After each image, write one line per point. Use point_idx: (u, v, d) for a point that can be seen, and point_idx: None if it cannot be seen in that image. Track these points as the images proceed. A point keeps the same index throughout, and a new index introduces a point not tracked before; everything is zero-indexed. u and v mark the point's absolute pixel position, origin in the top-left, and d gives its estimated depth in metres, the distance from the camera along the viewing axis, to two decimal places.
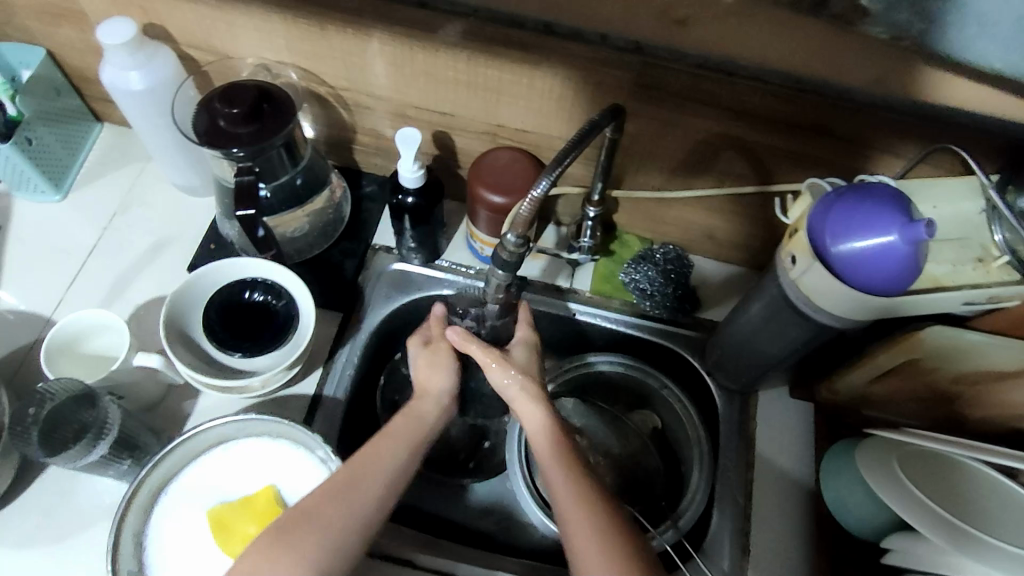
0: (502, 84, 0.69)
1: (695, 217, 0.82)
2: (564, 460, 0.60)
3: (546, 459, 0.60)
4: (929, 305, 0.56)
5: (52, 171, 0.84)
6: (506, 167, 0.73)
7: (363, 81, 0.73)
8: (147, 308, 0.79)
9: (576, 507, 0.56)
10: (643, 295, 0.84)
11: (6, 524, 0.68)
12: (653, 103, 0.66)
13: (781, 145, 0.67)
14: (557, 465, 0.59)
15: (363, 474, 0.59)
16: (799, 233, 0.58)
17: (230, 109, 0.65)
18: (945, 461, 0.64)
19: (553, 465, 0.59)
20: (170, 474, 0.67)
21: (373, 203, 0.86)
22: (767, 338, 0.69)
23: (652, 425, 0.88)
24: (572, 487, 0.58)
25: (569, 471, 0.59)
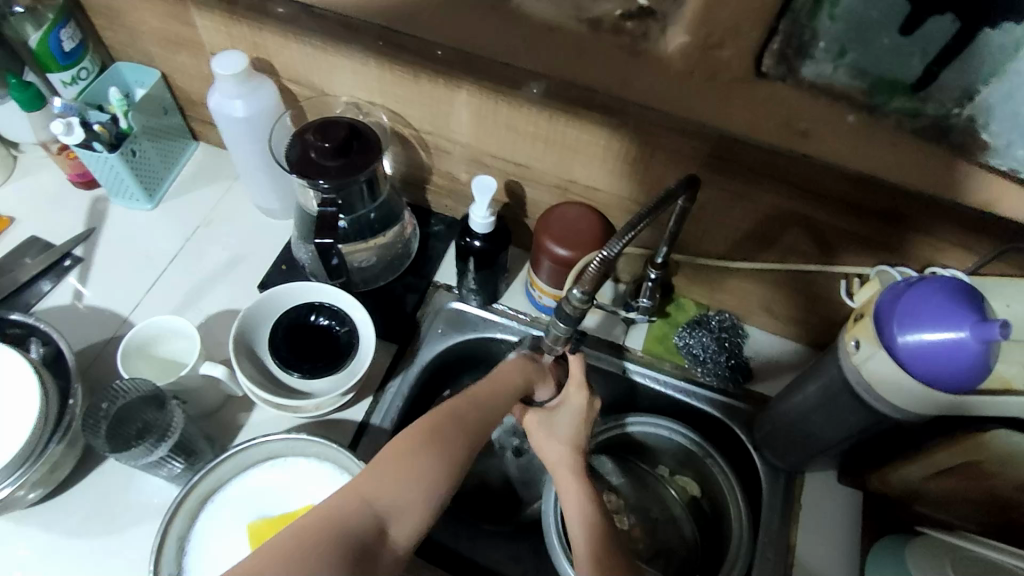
0: (579, 143, 0.72)
1: (755, 288, 0.82)
2: (598, 554, 0.57)
3: (581, 545, 0.58)
4: (996, 408, 0.55)
5: (149, 181, 0.90)
6: (574, 222, 0.75)
7: (446, 127, 0.77)
8: (216, 318, 0.83)
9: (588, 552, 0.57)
10: (695, 359, 0.84)
11: (62, 509, 0.71)
12: (725, 175, 0.68)
13: (850, 228, 0.68)
14: (589, 556, 0.57)
15: (473, 413, 0.62)
16: (866, 318, 0.58)
17: (322, 143, 0.69)
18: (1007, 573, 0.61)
19: (587, 554, 0.57)
20: (219, 483, 0.69)
21: (439, 242, 0.89)
22: (821, 421, 0.69)
23: (691, 493, 0.87)
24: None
25: (602, 563, 0.56)
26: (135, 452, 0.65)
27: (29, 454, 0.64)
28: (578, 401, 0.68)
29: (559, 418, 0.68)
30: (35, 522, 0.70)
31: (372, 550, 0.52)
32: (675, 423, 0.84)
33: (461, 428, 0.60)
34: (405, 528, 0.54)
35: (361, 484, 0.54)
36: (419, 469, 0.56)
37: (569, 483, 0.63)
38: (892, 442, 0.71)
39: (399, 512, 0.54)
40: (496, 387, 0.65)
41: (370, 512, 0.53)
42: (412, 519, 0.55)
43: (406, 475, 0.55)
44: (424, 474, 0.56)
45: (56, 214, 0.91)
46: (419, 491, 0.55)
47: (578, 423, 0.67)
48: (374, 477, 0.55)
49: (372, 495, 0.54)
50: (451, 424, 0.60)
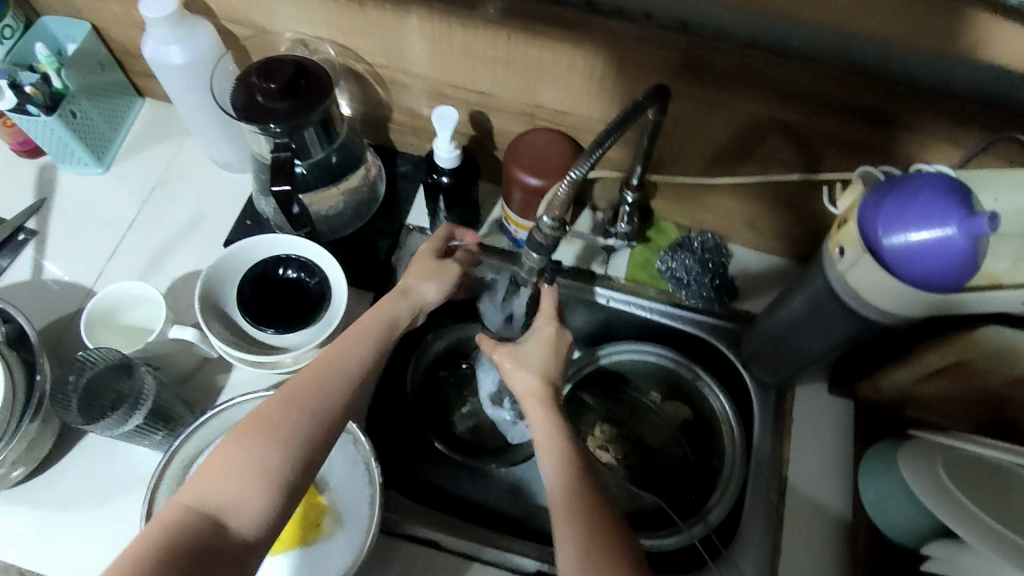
0: (542, 63, 0.67)
1: (737, 204, 0.79)
2: (573, 474, 0.56)
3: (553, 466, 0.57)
4: (984, 304, 0.53)
5: (96, 144, 0.85)
6: (543, 149, 0.72)
7: (400, 58, 0.72)
8: (183, 281, 0.80)
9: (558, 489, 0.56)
10: (680, 284, 0.82)
11: (47, 486, 0.70)
12: (698, 85, 0.64)
13: (831, 131, 0.65)
14: (564, 476, 0.56)
15: (308, 386, 0.58)
16: (850, 224, 0.55)
17: (267, 83, 0.65)
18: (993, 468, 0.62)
19: (563, 473, 0.56)
20: (203, 445, 0.68)
21: (407, 182, 0.85)
22: (809, 334, 0.67)
23: (684, 416, 0.86)
24: (575, 502, 0.54)
25: (577, 481, 0.55)
26: (108, 424, 0.63)
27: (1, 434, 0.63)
28: (548, 331, 0.67)
29: (530, 349, 0.66)
30: (20, 501, 0.69)
31: (210, 554, 0.51)
32: (652, 346, 0.83)
33: (290, 405, 0.57)
34: (242, 519, 0.53)
35: (184, 492, 0.53)
36: (247, 461, 0.54)
37: (536, 408, 0.61)
38: (883, 347, 0.70)
39: (233, 505, 0.53)
40: (341, 359, 0.61)
41: (198, 516, 0.52)
42: (249, 508, 0.53)
43: (234, 470, 0.53)
44: (255, 466, 0.54)
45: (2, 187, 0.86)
46: (253, 481, 0.53)
47: (550, 353, 0.66)
48: (203, 481, 0.53)
49: (196, 499, 0.53)
50: (286, 406, 0.57)
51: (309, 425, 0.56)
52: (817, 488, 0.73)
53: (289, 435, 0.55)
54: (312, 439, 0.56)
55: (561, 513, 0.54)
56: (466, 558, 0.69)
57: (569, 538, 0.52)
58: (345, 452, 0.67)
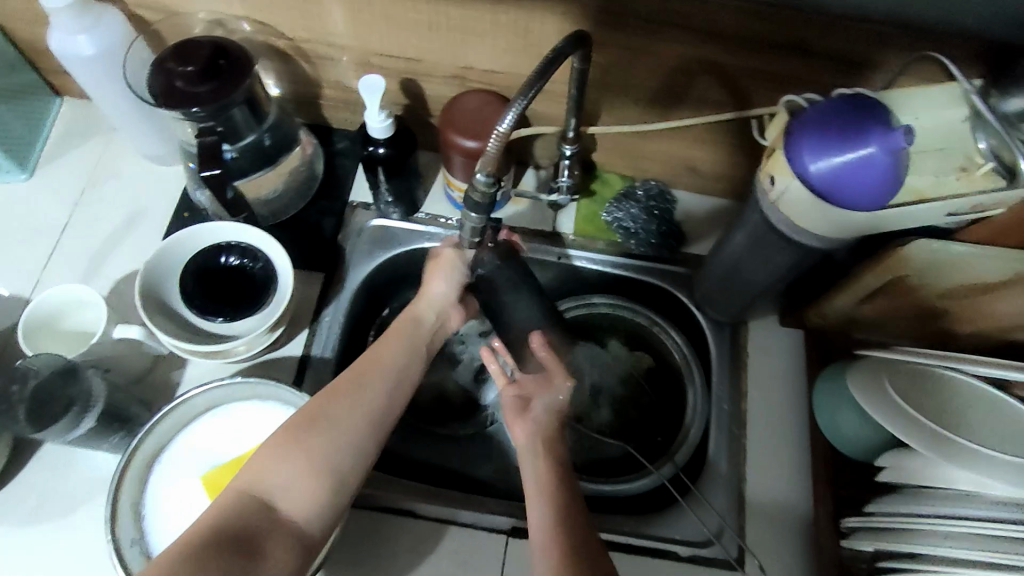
0: (466, 22, 0.66)
1: (676, 149, 0.80)
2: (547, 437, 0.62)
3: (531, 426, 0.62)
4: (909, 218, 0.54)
5: (15, 148, 0.82)
6: (476, 111, 0.72)
7: (322, 29, 0.70)
8: (125, 281, 0.78)
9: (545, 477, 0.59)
10: (627, 233, 0.83)
11: (6, 503, 0.68)
12: (624, 31, 0.64)
13: (757, 66, 0.65)
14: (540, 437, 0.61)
15: (375, 379, 0.63)
16: (778, 152, 0.55)
17: (185, 67, 0.63)
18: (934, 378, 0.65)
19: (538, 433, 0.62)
20: (163, 443, 0.67)
21: (346, 159, 0.84)
22: (753, 267, 0.69)
23: (647, 364, 0.87)
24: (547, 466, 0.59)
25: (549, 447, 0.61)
26: (59, 428, 0.62)
27: None
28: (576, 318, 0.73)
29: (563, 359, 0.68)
30: None
31: (258, 534, 0.53)
32: (605, 297, 0.87)
33: (353, 394, 0.61)
34: (294, 505, 0.55)
35: (240, 479, 0.56)
36: (303, 449, 0.57)
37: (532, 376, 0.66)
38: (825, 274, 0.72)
39: (285, 489, 0.55)
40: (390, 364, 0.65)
41: (250, 499, 0.55)
42: (301, 494, 0.56)
43: (297, 455, 0.56)
44: (317, 450, 0.57)
45: None
46: (314, 465, 0.56)
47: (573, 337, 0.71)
48: (264, 462, 0.56)
49: (250, 484, 0.55)
50: (341, 402, 0.60)
51: (362, 422, 0.60)
52: (775, 417, 0.76)
53: (344, 432, 0.59)
54: (363, 434, 0.60)
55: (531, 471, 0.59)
56: (441, 523, 0.69)
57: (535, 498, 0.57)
58: None
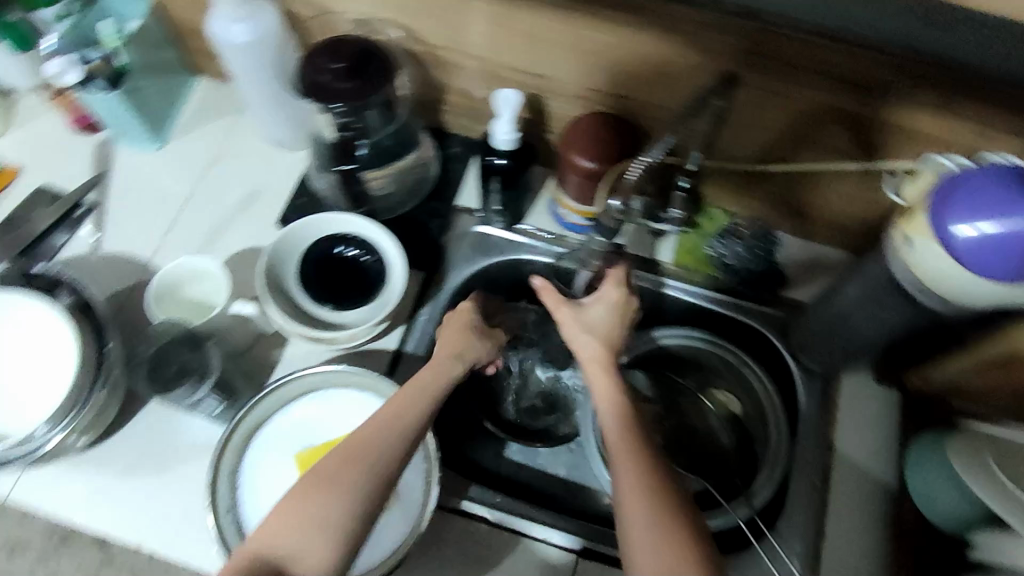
0: (604, 47, 0.68)
1: (789, 192, 0.79)
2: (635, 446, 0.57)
3: (616, 439, 0.58)
4: None
5: (153, 119, 0.87)
6: (597, 133, 0.73)
7: (460, 40, 0.73)
8: (239, 256, 0.82)
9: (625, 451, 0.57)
10: (727, 269, 0.82)
11: (112, 452, 0.72)
12: (762, 72, 0.65)
13: (894, 120, 0.64)
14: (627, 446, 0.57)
15: (388, 430, 0.58)
16: (919, 214, 0.55)
17: (334, 63, 0.66)
18: None
19: (624, 443, 0.57)
20: (263, 417, 0.70)
21: (459, 164, 0.86)
22: (862, 320, 0.68)
23: (730, 406, 0.87)
24: (640, 477, 0.54)
25: (639, 458, 0.56)
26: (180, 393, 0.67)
27: (75, 400, 0.65)
28: (614, 295, 0.69)
29: (593, 312, 0.68)
30: (87, 465, 0.72)
31: None
32: (687, 328, 0.86)
33: (365, 447, 0.57)
34: (307, 568, 0.52)
35: (255, 541, 0.54)
36: (309, 512, 0.53)
37: (601, 378, 0.63)
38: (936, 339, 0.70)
39: (296, 553, 0.52)
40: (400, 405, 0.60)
41: (262, 566, 0.52)
42: (313, 558, 0.52)
43: (304, 519, 0.53)
44: (325, 510, 0.53)
45: (61, 160, 0.88)
46: (322, 528, 0.53)
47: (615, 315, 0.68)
48: (275, 527, 0.54)
49: (263, 548, 0.53)
50: (348, 458, 0.56)
51: (373, 474, 0.55)
52: (861, 472, 0.74)
53: (353, 488, 0.54)
54: (374, 490, 0.55)
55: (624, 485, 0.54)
56: (515, 533, 0.70)
57: (631, 510, 0.52)
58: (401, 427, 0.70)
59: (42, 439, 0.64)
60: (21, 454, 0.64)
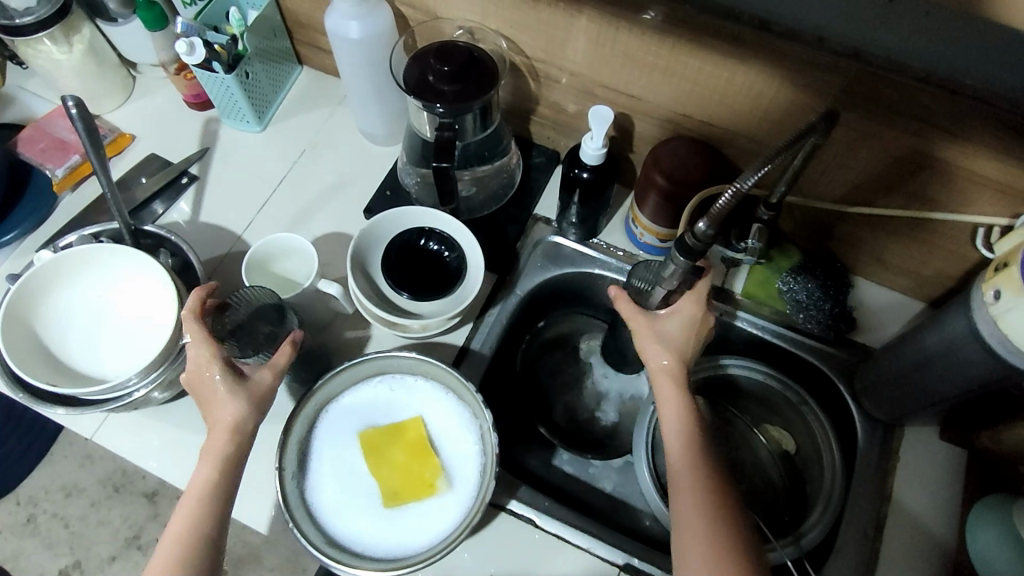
0: (700, 75, 0.69)
1: (871, 236, 0.79)
2: (695, 478, 0.62)
3: (678, 469, 0.63)
4: None
5: (259, 104, 0.92)
6: (683, 159, 0.74)
7: (559, 54, 0.75)
8: (325, 240, 0.86)
9: (689, 475, 0.62)
10: (799, 307, 0.82)
11: (188, 407, 0.77)
12: (858, 114, 0.65)
13: (988, 175, 0.64)
14: (688, 476, 0.62)
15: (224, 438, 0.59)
16: (1013, 268, 0.55)
17: (441, 66, 0.69)
18: None
19: (685, 478, 0.62)
20: (333, 395, 0.73)
21: (540, 174, 0.88)
22: (935, 374, 0.67)
23: (784, 446, 0.87)
24: (697, 510, 0.60)
25: (699, 497, 0.61)
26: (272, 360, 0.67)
27: (166, 355, 0.69)
28: (691, 313, 0.68)
29: (667, 324, 0.68)
30: (164, 418, 0.76)
31: None
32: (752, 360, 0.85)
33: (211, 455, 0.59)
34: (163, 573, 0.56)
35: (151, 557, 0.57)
36: (181, 521, 0.58)
37: (670, 392, 0.66)
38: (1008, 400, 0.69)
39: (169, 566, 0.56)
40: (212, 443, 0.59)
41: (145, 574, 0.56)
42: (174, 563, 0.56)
43: (180, 531, 0.57)
44: (191, 518, 0.57)
45: (171, 133, 0.94)
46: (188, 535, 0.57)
47: (689, 333, 0.67)
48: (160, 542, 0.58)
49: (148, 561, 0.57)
50: (188, 506, 0.58)
51: (205, 519, 0.58)
52: (917, 528, 0.73)
53: (188, 533, 0.57)
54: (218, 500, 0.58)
55: (684, 518, 0.61)
56: (560, 540, 0.71)
57: (687, 542, 0.59)
58: (461, 417, 0.73)
59: (131, 388, 0.68)
60: (112, 400, 0.69)
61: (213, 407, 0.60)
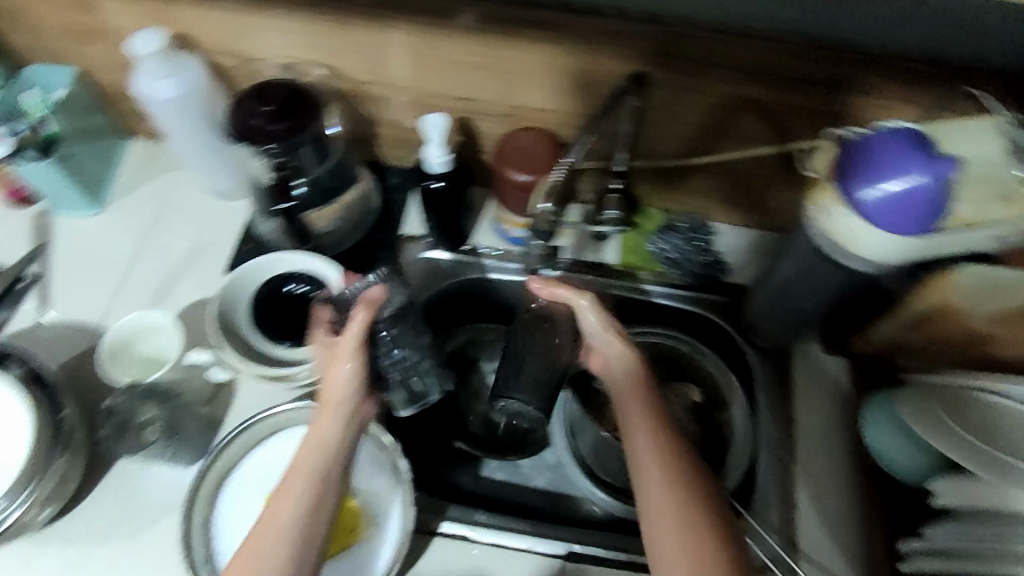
0: (521, 65, 0.71)
1: (718, 182, 0.83)
2: (659, 467, 0.61)
3: (643, 461, 0.62)
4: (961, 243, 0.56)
5: (90, 183, 0.87)
6: (528, 147, 0.75)
7: (384, 72, 0.76)
8: (192, 309, 0.81)
9: (655, 465, 0.61)
10: (672, 263, 0.85)
11: (70, 523, 0.70)
12: (671, 72, 0.69)
13: (799, 103, 0.69)
14: (655, 468, 0.61)
15: (300, 478, 0.58)
16: (826, 184, 0.59)
17: (262, 106, 0.68)
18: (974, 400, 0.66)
19: (649, 470, 0.61)
20: (230, 466, 0.69)
21: (400, 194, 0.88)
22: (799, 292, 0.71)
23: (694, 399, 0.87)
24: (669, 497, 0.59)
25: (670, 484, 0.60)
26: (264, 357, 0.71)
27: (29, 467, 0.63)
28: None
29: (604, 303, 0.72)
30: (46, 543, 0.69)
31: None
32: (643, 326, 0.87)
33: (286, 495, 0.57)
34: None
35: None
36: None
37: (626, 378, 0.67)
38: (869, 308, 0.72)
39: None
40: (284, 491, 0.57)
41: None
42: None
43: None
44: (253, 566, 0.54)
45: None
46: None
47: None
48: None
49: None
50: (251, 565, 0.54)
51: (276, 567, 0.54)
52: (826, 440, 0.76)
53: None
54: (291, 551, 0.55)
55: (654, 503, 0.59)
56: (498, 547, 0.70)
57: (661, 529, 0.58)
58: (371, 454, 0.70)
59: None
60: None
61: (330, 384, 0.63)
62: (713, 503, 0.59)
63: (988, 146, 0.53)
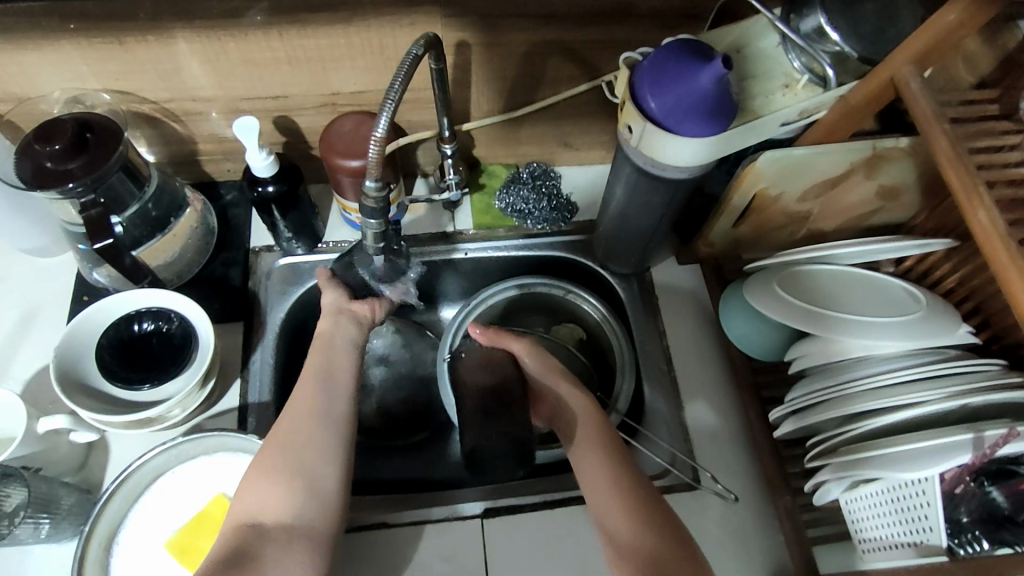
0: (324, 51, 0.71)
1: (548, 127, 0.86)
2: (616, 496, 0.59)
3: (598, 495, 0.60)
4: (766, 127, 0.64)
5: None
6: (354, 132, 0.75)
7: (183, 86, 0.73)
8: (36, 378, 0.74)
9: (615, 499, 0.59)
10: (523, 214, 0.87)
11: None
12: (471, 29, 0.70)
13: (594, 37, 0.73)
14: (613, 500, 0.59)
15: (320, 357, 0.66)
16: (627, 104, 0.63)
17: (51, 146, 0.63)
18: (806, 272, 0.75)
19: (610, 500, 0.60)
20: (115, 524, 0.65)
21: (238, 208, 0.85)
22: (636, 212, 0.75)
23: (578, 336, 0.90)
24: (627, 519, 0.58)
25: (626, 510, 0.58)
26: (154, 394, 0.69)
27: None
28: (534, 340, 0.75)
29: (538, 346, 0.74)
30: None
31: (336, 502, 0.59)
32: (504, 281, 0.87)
33: (306, 400, 0.62)
34: (279, 509, 0.56)
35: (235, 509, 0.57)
36: (280, 457, 0.59)
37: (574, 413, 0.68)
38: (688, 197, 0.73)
39: (265, 507, 0.56)
40: (305, 410, 0.61)
41: (251, 522, 0.56)
42: (310, 455, 0.59)
43: (305, 431, 0.60)
44: (307, 429, 0.60)
45: None
46: (312, 440, 0.60)
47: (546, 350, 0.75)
48: (265, 466, 0.58)
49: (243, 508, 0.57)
50: (309, 422, 0.61)
51: (327, 423, 0.61)
52: (694, 342, 0.83)
53: (309, 413, 0.61)
54: (326, 403, 0.63)
55: (613, 530, 0.58)
56: (418, 524, 0.70)
57: (620, 547, 0.57)
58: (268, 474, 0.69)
59: None
60: None
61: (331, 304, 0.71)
62: (662, 512, 0.59)
63: (732, 38, 0.68)
